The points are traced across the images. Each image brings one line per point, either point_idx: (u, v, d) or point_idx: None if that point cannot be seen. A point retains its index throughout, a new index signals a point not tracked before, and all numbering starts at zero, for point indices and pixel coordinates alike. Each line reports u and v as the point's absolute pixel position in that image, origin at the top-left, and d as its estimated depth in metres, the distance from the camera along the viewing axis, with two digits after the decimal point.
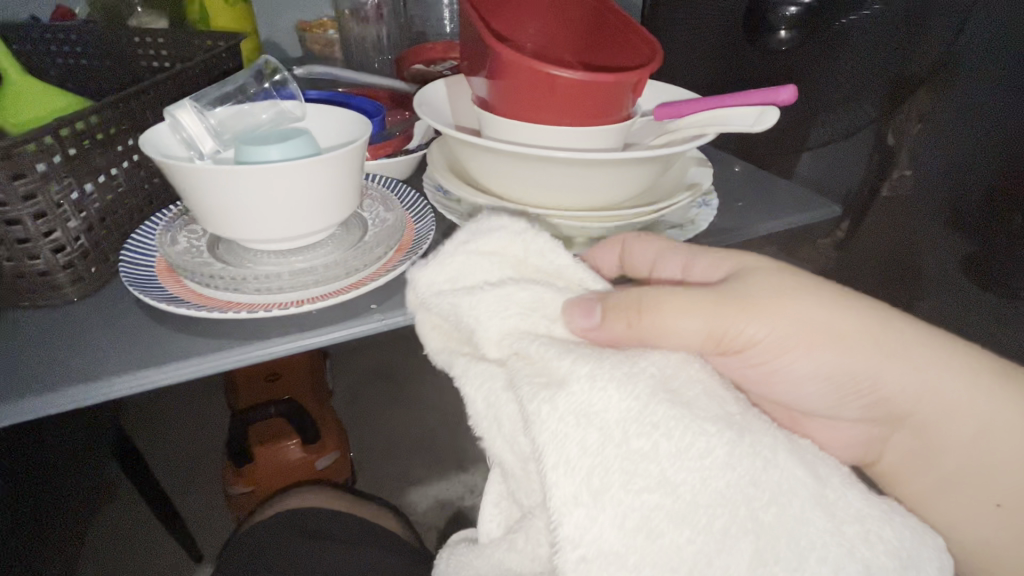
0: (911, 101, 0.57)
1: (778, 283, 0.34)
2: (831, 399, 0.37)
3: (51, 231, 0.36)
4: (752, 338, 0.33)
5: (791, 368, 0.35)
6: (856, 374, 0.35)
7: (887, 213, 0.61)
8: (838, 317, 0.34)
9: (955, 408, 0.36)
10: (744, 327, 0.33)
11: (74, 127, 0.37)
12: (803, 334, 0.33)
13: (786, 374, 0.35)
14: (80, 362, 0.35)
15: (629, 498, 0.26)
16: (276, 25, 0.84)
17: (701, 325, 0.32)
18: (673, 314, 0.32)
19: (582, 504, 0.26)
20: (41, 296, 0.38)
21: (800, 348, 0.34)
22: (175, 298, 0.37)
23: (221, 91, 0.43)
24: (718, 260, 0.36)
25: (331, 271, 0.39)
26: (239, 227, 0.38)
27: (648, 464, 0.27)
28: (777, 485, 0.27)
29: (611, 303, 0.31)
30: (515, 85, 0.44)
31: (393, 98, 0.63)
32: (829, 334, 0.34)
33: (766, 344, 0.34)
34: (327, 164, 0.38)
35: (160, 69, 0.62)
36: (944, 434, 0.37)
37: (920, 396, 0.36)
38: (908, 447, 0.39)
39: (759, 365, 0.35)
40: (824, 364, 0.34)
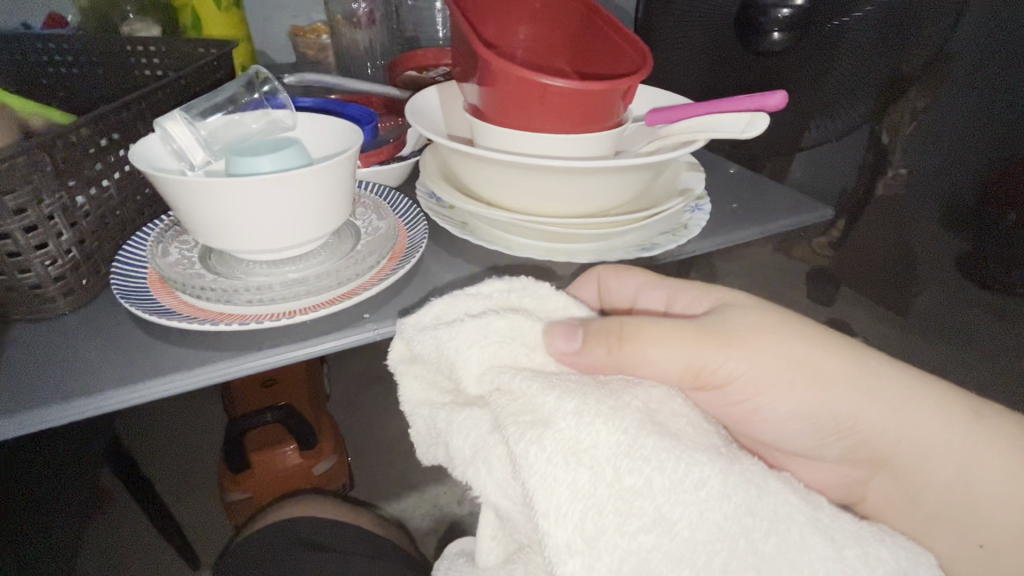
0: (904, 100, 0.58)
1: (754, 320, 0.35)
2: (811, 438, 0.36)
3: (43, 244, 0.36)
4: (730, 374, 0.33)
5: (771, 406, 0.35)
6: (837, 413, 0.35)
7: (882, 212, 0.64)
8: (815, 352, 0.34)
9: (935, 448, 0.36)
10: (722, 362, 0.33)
11: (64, 139, 0.37)
12: (781, 371, 0.34)
13: (766, 412, 0.35)
14: (72, 376, 0.35)
15: (625, 541, 0.26)
16: (269, 31, 0.83)
17: (679, 357, 0.32)
18: (653, 345, 0.32)
19: (576, 554, 0.26)
20: (32, 308, 0.38)
21: (778, 385, 0.34)
22: (168, 311, 0.37)
23: (212, 101, 0.43)
24: (699, 296, 0.37)
25: (323, 281, 0.39)
26: (230, 238, 0.38)
27: (642, 501, 0.27)
28: (774, 513, 0.27)
29: (592, 329, 0.31)
30: (506, 94, 0.44)
31: (386, 106, 0.64)
32: (807, 368, 0.34)
33: (745, 380, 0.34)
34: (317, 175, 0.38)
35: (154, 77, 0.62)
36: (925, 476, 0.36)
37: (900, 435, 0.36)
38: (889, 490, 0.38)
39: (739, 401, 0.35)
40: (804, 402, 0.34)
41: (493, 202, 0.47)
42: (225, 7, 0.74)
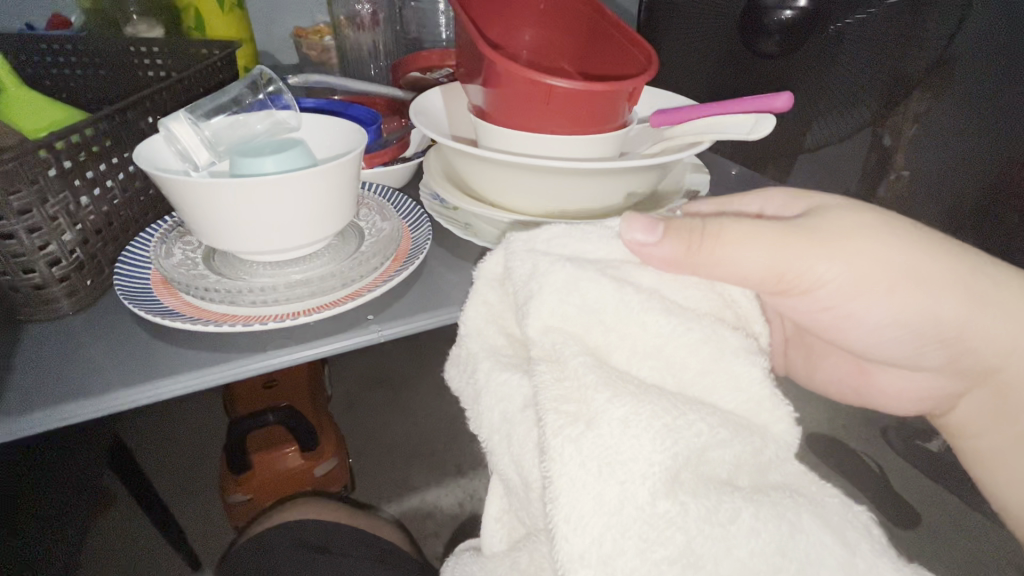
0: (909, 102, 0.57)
1: (861, 226, 0.35)
2: (909, 348, 0.39)
3: (46, 245, 0.35)
4: (826, 283, 0.35)
5: (867, 314, 0.37)
6: (936, 323, 0.37)
7: None
8: (922, 266, 0.35)
9: None
10: (820, 274, 0.34)
11: (68, 140, 0.37)
12: (884, 278, 0.35)
13: (860, 320, 0.37)
14: (75, 378, 0.35)
15: (645, 567, 0.26)
16: (272, 32, 0.84)
17: (757, 257, 0.33)
18: (732, 243, 0.33)
19: (589, 566, 0.26)
20: (35, 309, 0.37)
21: (879, 294, 0.35)
22: (171, 312, 0.37)
23: (216, 102, 0.43)
24: (795, 202, 0.38)
25: (327, 282, 0.39)
26: (234, 239, 0.38)
27: (666, 528, 0.26)
28: (805, 555, 0.26)
29: (671, 224, 0.33)
30: (511, 94, 0.44)
31: (390, 107, 0.64)
32: (916, 277, 0.35)
33: (840, 292, 0.35)
34: (322, 176, 0.38)
35: (156, 78, 0.62)
36: (1021, 384, 0.39)
37: (1000, 345, 0.38)
38: (984, 401, 0.42)
39: (828, 306, 0.37)
40: (902, 307, 0.36)
41: (495, 203, 0.47)
42: (228, 9, 0.74)
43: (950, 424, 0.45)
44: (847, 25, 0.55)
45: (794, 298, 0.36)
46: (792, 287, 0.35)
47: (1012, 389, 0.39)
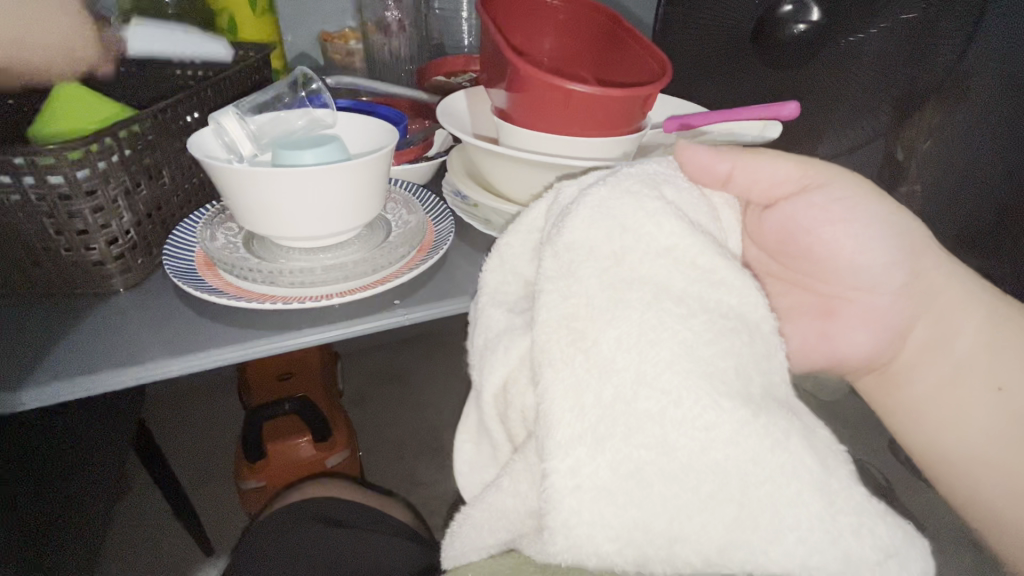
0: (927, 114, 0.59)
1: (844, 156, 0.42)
2: (891, 261, 0.41)
3: (107, 224, 0.39)
4: (825, 191, 0.40)
5: (860, 215, 0.40)
6: (911, 234, 0.41)
7: None
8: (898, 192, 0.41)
9: (964, 304, 0.43)
10: (823, 179, 0.40)
11: (130, 130, 0.40)
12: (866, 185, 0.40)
13: (853, 221, 0.40)
14: (126, 346, 0.38)
15: (629, 450, 0.29)
16: (301, 36, 0.87)
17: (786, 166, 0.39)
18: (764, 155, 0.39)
19: (582, 444, 0.29)
20: (92, 284, 0.41)
21: (865, 197, 0.40)
22: (216, 290, 0.40)
23: (260, 100, 0.47)
24: None
25: (359, 268, 0.42)
26: (274, 224, 0.41)
27: (653, 424, 0.29)
28: (779, 467, 0.29)
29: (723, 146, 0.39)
30: (533, 98, 0.47)
31: (414, 109, 0.67)
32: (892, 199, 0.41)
33: (840, 201, 0.39)
34: (357, 169, 0.41)
35: (194, 77, 0.65)
36: (957, 316, 0.43)
37: (946, 275, 0.43)
38: (922, 342, 0.44)
39: (826, 207, 0.39)
40: (886, 210, 0.40)
41: (513, 199, 0.49)
42: (260, 13, 0.78)
43: (892, 375, 0.45)
44: (860, 38, 0.58)
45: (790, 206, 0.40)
46: (804, 185, 0.40)
47: (947, 329, 0.43)
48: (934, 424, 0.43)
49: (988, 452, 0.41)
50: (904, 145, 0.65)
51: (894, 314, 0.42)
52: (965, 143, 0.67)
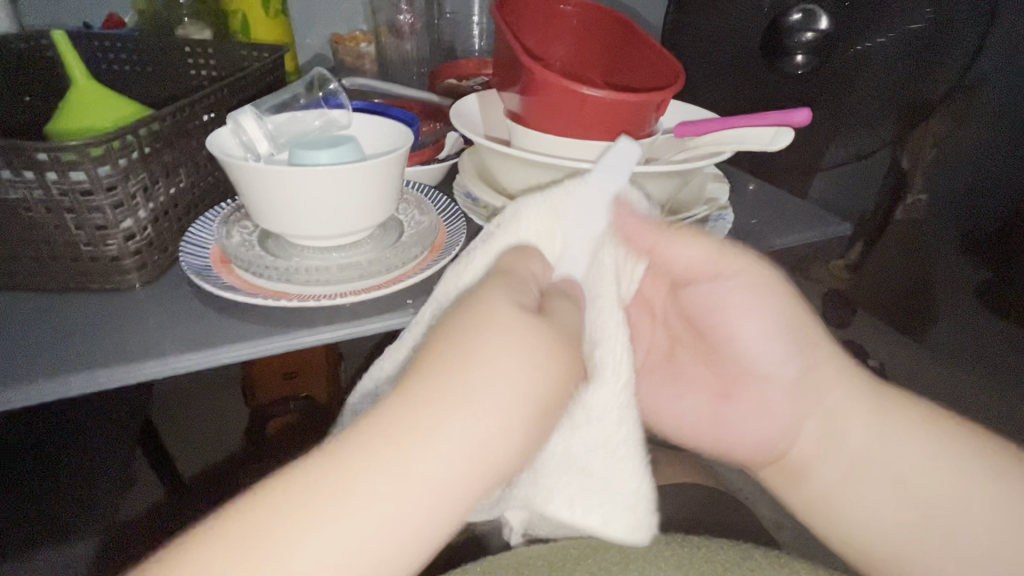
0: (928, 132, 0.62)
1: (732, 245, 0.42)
2: (770, 353, 0.42)
3: (125, 219, 0.40)
4: (729, 280, 0.41)
5: (736, 305, 0.42)
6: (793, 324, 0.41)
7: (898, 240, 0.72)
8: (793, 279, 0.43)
9: (845, 401, 0.43)
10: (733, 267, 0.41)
11: (150, 128, 0.41)
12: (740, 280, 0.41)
13: (729, 312, 0.42)
14: (142, 342, 0.38)
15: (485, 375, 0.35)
16: (313, 38, 0.88)
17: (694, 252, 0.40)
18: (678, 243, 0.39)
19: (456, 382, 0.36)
20: (108, 279, 0.41)
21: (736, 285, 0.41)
22: (232, 287, 0.40)
23: (277, 101, 0.47)
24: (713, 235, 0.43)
25: (372, 267, 0.43)
26: (289, 223, 0.42)
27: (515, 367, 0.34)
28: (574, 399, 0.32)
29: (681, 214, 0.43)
30: (546, 101, 0.47)
31: (426, 111, 0.67)
32: (783, 290, 0.42)
33: (739, 289, 0.41)
34: (373, 170, 0.41)
35: (208, 77, 0.66)
36: (843, 407, 0.43)
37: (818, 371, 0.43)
38: (815, 436, 0.44)
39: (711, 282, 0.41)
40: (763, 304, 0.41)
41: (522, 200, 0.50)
42: (273, 15, 0.78)
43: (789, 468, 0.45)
44: (870, 48, 0.58)
45: (700, 293, 0.42)
46: (717, 271, 0.41)
47: (835, 421, 0.43)
48: (837, 513, 0.44)
49: (884, 541, 0.42)
50: (908, 155, 0.66)
51: (788, 402, 0.43)
52: None
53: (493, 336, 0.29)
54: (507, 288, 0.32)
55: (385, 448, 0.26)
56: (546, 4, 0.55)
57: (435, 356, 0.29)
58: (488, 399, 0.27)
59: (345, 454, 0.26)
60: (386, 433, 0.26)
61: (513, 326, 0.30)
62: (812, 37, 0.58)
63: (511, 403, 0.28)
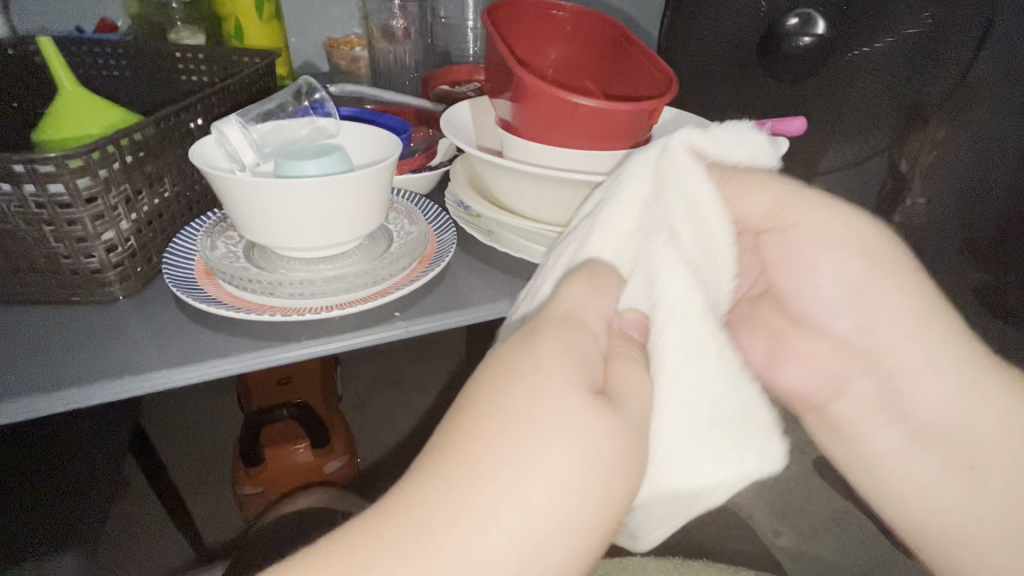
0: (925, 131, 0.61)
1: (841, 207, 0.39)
2: (834, 304, 0.41)
3: (106, 232, 0.39)
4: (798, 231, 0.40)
5: (821, 263, 0.40)
6: (875, 286, 0.39)
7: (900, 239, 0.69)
8: (885, 239, 0.39)
9: (931, 389, 0.41)
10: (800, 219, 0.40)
11: (132, 138, 0.40)
12: (840, 234, 0.39)
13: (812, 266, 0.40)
14: (123, 357, 0.37)
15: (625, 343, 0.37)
16: (306, 40, 0.87)
17: (763, 203, 0.39)
18: (743, 193, 0.38)
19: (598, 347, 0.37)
20: (90, 292, 0.40)
21: (834, 246, 0.39)
22: (215, 300, 0.39)
23: (263, 109, 0.47)
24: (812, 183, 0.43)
25: (359, 279, 0.42)
26: (274, 235, 0.41)
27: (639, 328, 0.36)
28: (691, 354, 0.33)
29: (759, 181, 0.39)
30: (536, 109, 0.46)
31: (419, 117, 0.67)
32: (866, 253, 0.39)
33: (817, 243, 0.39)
34: (360, 180, 0.40)
35: (198, 83, 0.65)
36: (929, 388, 0.41)
37: (902, 347, 0.40)
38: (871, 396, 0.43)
39: (789, 239, 0.40)
40: (850, 270, 0.39)
41: (536, 219, 0.49)
42: (266, 20, 0.78)
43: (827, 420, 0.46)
44: (865, 53, 0.58)
45: (769, 237, 0.41)
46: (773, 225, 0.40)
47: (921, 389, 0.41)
48: (882, 474, 0.45)
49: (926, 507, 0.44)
50: (908, 158, 0.66)
51: (836, 362, 0.43)
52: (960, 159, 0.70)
53: (561, 424, 0.29)
54: (568, 356, 0.31)
55: (430, 528, 0.27)
56: (538, 9, 0.54)
57: (491, 437, 0.29)
58: (537, 495, 0.28)
59: (396, 526, 0.27)
60: (430, 517, 0.27)
61: (565, 409, 0.29)
62: (810, 41, 0.58)
63: (561, 495, 0.28)
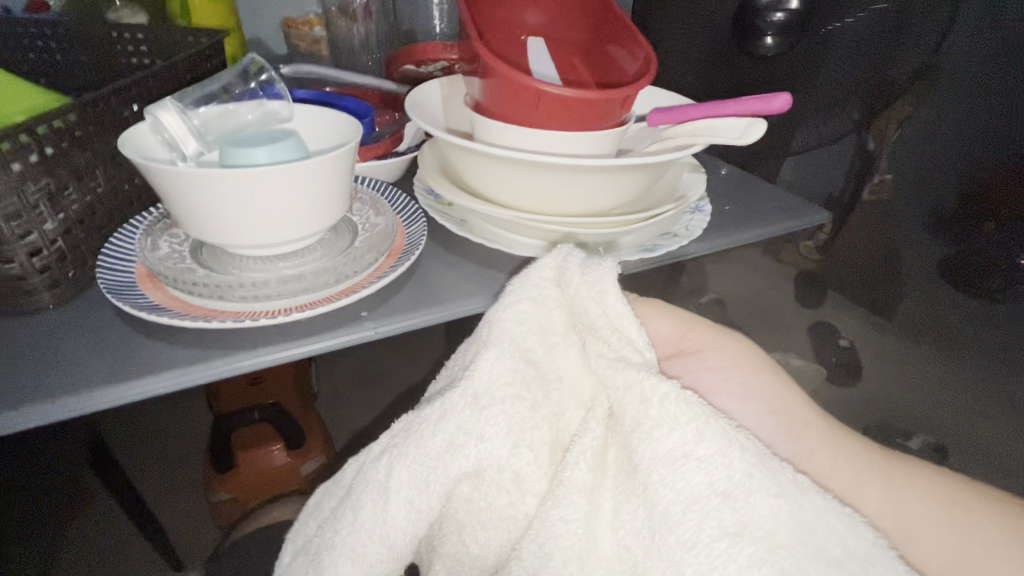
0: (888, 111, 0.57)
1: (739, 347, 0.44)
2: (769, 424, 0.41)
3: (27, 233, 0.35)
4: (701, 356, 0.43)
5: (722, 396, 0.42)
6: (782, 407, 0.42)
7: (867, 219, 0.62)
8: (765, 358, 0.44)
9: (865, 501, 0.40)
10: (698, 345, 0.43)
11: (51, 125, 0.36)
12: (739, 365, 0.43)
13: (718, 397, 0.42)
14: (52, 374, 0.33)
15: None
16: (260, 21, 0.81)
17: (666, 323, 0.43)
18: (649, 312, 0.43)
19: None
20: (13, 301, 0.36)
21: (736, 373, 0.43)
22: (157, 306, 0.35)
23: (205, 91, 0.42)
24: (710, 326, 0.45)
25: (320, 277, 0.38)
26: (220, 232, 0.37)
27: None
28: None
29: (685, 328, 0.44)
30: (507, 89, 0.43)
31: (383, 99, 0.63)
32: (761, 370, 0.43)
33: (714, 369, 0.43)
34: (312, 169, 0.36)
35: (140, 65, 0.60)
36: (859, 496, 0.40)
37: (834, 457, 0.41)
38: (835, 472, 0.41)
39: (703, 375, 0.42)
40: (763, 393, 0.42)
41: (555, 213, 0.46)
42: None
43: (825, 483, 0.40)
44: (838, 27, 0.55)
45: (679, 365, 0.43)
46: (682, 348, 0.43)
47: (856, 490, 0.40)
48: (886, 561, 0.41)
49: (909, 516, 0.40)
50: (874, 135, 0.59)
51: (786, 442, 0.41)
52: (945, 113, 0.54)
53: None
54: None
55: None
56: (512, 14, 0.54)
57: None
58: None
59: None
60: None
61: None
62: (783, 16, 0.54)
63: None
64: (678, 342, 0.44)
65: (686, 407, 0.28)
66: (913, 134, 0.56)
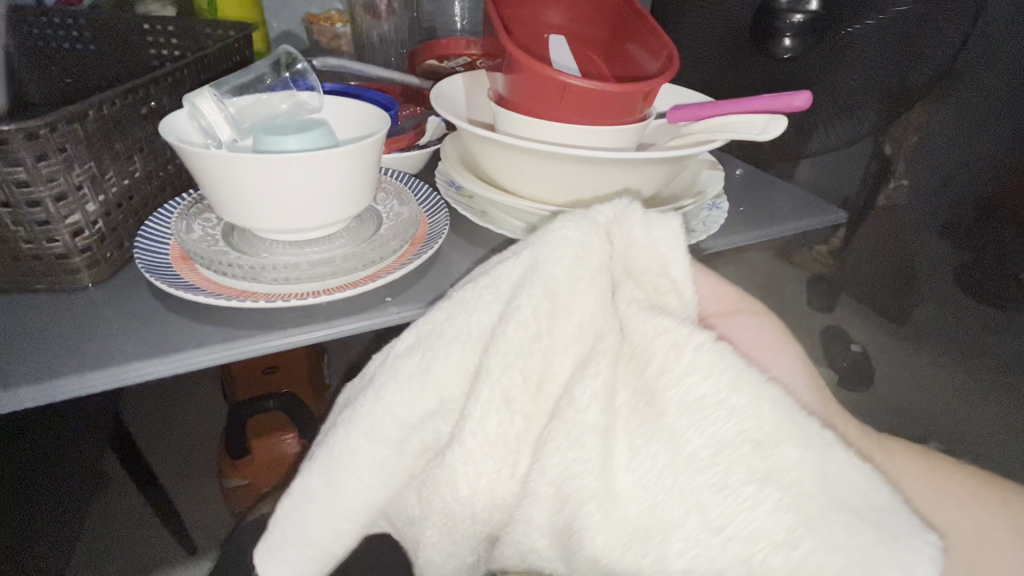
0: (909, 113, 0.55)
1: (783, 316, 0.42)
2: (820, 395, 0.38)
3: (70, 214, 0.36)
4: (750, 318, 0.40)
5: (780, 363, 0.38)
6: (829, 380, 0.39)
7: (886, 220, 0.59)
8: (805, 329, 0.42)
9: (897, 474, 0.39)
10: (747, 306, 0.41)
11: (96, 112, 0.37)
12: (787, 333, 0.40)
13: (774, 359, 0.38)
14: (91, 348, 0.35)
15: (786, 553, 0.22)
16: (284, 15, 0.82)
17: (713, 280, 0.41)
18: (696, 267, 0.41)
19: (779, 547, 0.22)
20: (54, 279, 0.38)
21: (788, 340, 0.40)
22: (192, 286, 0.37)
23: (239, 81, 0.44)
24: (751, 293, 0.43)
25: (348, 262, 0.39)
26: (254, 216, 0.38)
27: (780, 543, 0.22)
28: None
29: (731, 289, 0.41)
30: (530, 83, 0.44)
31: (405, 94, 0.64)
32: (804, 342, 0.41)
33: (767, 331, 0.40)
34: (342, 157, 0.38)
35: (169, 57, 0.61)
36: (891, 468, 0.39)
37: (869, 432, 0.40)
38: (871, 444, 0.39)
39: (752, 337, 0.39)
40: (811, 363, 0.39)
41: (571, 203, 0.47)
42: None
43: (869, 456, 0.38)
44: (857, 30, 0.54)
45: (722, 323, 0.40)
46: (731, 307, 0.41)
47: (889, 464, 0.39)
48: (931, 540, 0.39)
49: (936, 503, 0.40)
50: (891, 140, 0.57)
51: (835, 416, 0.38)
52: (959, 121, 0.51)
53: None
54: None
55: None
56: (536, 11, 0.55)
57: None
58: None
59: None
60: None
61: None
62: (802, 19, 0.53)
63: None
64: (723, 301, 0.41)
65: (718, 356, 0.26)
66: (929, 140, 0.54)
